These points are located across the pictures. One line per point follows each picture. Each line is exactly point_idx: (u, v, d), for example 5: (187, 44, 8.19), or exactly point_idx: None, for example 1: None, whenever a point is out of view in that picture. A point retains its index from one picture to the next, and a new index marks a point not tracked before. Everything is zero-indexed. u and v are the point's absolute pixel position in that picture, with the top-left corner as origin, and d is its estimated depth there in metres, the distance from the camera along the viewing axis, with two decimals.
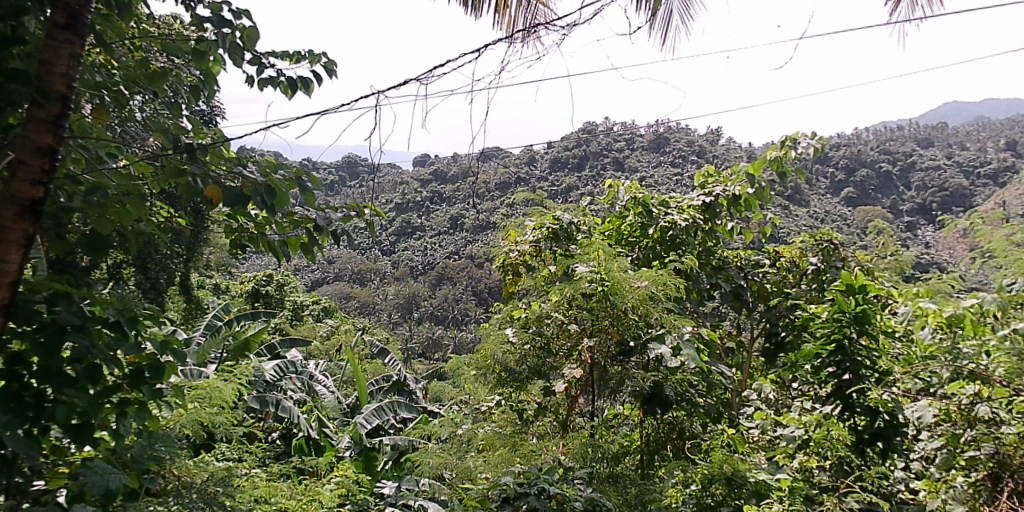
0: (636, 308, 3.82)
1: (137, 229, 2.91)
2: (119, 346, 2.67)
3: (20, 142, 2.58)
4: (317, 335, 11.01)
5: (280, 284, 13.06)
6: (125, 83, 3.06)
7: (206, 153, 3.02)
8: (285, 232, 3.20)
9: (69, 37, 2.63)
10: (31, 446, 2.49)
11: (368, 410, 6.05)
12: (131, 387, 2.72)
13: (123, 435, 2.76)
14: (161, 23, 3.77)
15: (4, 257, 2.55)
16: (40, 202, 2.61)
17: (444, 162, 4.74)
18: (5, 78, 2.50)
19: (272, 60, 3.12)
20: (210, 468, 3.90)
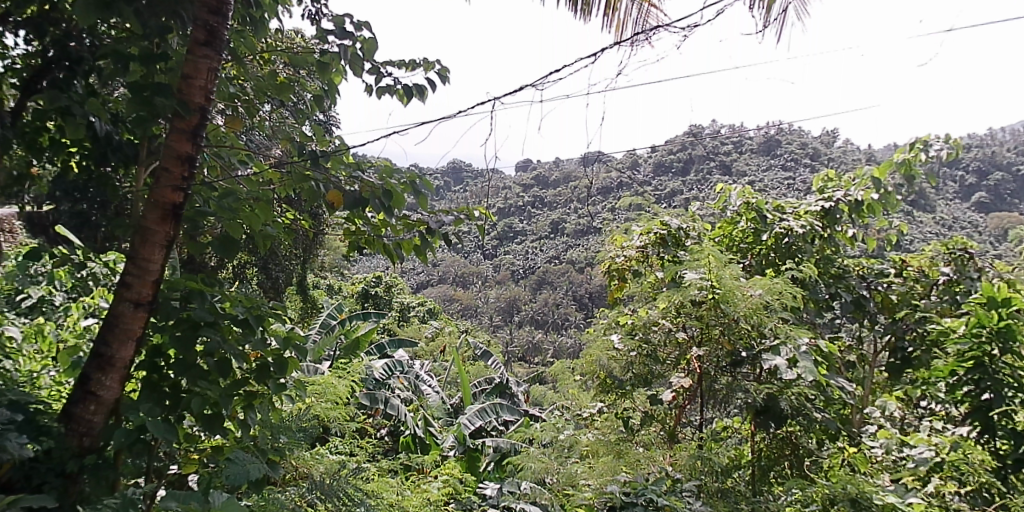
0: (749, 318, 3.69)
1: (265, 232, 3.09)
2: (247, 341, 2.84)
3: (165, 150, 2.79)
4: (424, 335, 11.30)
5: (388, 286, 13.45)
6: (256, 94, 3.32)
7: (328, 160, 3.18)
8: (399, 235, 3.29)
9: (208, 53, 2.81)
10: (169, 431, 2.68)
11: (472, 411, 6.15)
12: (257, 381, 2.88)
13: (249, 426, 2.92)
14: (286, 38, 4.01)
15: (149, 257, 2.77)
16: (181, 206, 2.81)
17: (549, 167, 4.74)
18: (152, 92, 2.71)
19: (389, 69, 3.27)
20: (326, 461, 4.10)
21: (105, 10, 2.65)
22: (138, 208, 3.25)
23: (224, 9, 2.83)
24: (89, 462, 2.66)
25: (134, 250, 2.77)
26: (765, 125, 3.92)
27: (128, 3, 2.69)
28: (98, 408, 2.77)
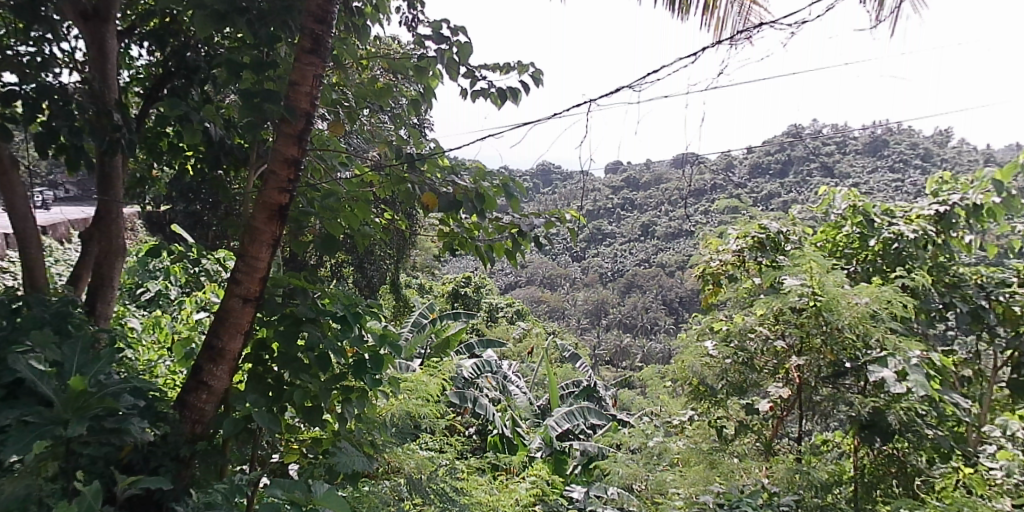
0: (855, 327, 3.53)
1: (363, 233, 3.19)
2: (345, 337, 2.95)
3: (273, 154, 2.92)
4: (511, 337, 11.38)
5: (477, 286, 13.61)
6: (357, 100, 3.42)
7: (423, 162, 3.23)
8: (492, 237, 3.31)
9: (314, 60, 2.93)
10: (273, 422, 2.81)
11: (559, 413, 6.12)
12: (355, 376, 2.97)
13: (346, 419, 3.04)
14: (384, 44, 4.13)
15: (256, 255, 2.91)
16: (286, 207, 2.93)
17: (640, 170, 4.69)
18: (262, 98, 2.83)
19: (484, 73, 3.32)
20: (417, 457, 4.19)
21: (221, 20, 2.78)
22: (246, 209, 3.43)
23: (329, 18, 2.95)
24: (200, 448, 2.84)
25: (243, 248, 2.92)
26: (871, 124, 3.72)
27: (243, 13, 2.80)
28: (209, 397, 2.94)
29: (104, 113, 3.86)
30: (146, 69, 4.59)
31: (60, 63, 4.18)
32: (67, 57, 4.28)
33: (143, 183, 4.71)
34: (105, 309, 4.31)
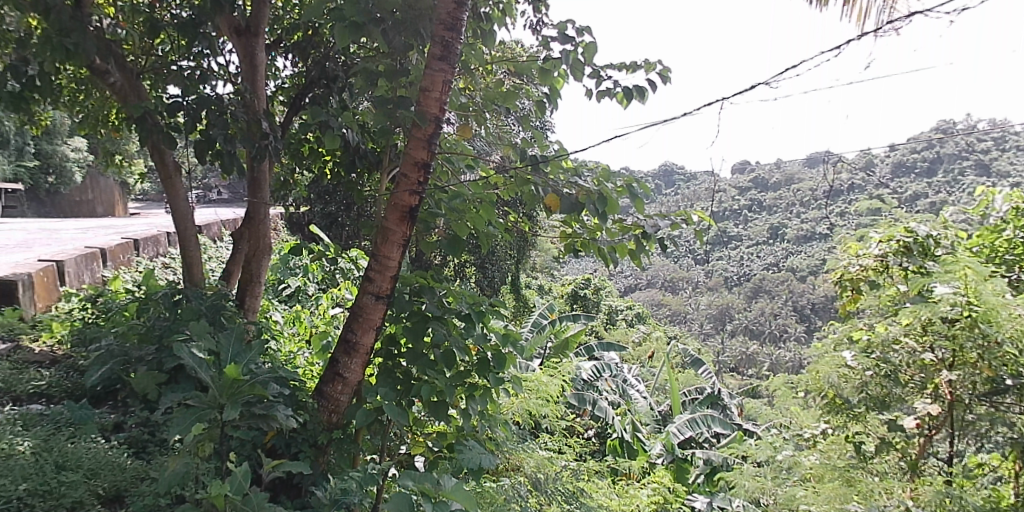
0: (1018, 340, 3.29)
1: (489, 233, 3.26)
2: (470, 335, 3.01)
3: (404, 158, 3.01)
4: (632, 340, 11.25)
5: (597, 288, 13.50)
6: (485, 103, 3.55)
7: (548, 164, 3.22)
8: (614, 238, 3.29)
9: (443, 67, 2.99)
10: (401, 415, 2.92)
11: (681, 421, 5.96)
12: (478, 374, 3.08)
13: (470, 415, 3.10)
14: (510, 48, 4.20)
15: (387, 255, 3.02)
16: (416, 209, 3.02)
17: (769, 170, 4.50)
18: (394, 105, 2.99)
19: (610, 72, 3.31)
20: (537, 456, 4.23)
21: (359, 30, 2.91)
22: (379, 210, 3.59)
23: (458, 24, 3.00)
24: (336, 436, 3.01)
25: (376, 248, 3.04)
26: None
27: (379, 23, 2.94)
28: (343, 389, 3.08)
29: (253, 120, 4.18)
30: (290, 79, 4.93)
31: (217, 75, 4.56)
32: (223, 70, 4.66)
33: (286, 186, 5.04)
34: (252, 302, 4.69)
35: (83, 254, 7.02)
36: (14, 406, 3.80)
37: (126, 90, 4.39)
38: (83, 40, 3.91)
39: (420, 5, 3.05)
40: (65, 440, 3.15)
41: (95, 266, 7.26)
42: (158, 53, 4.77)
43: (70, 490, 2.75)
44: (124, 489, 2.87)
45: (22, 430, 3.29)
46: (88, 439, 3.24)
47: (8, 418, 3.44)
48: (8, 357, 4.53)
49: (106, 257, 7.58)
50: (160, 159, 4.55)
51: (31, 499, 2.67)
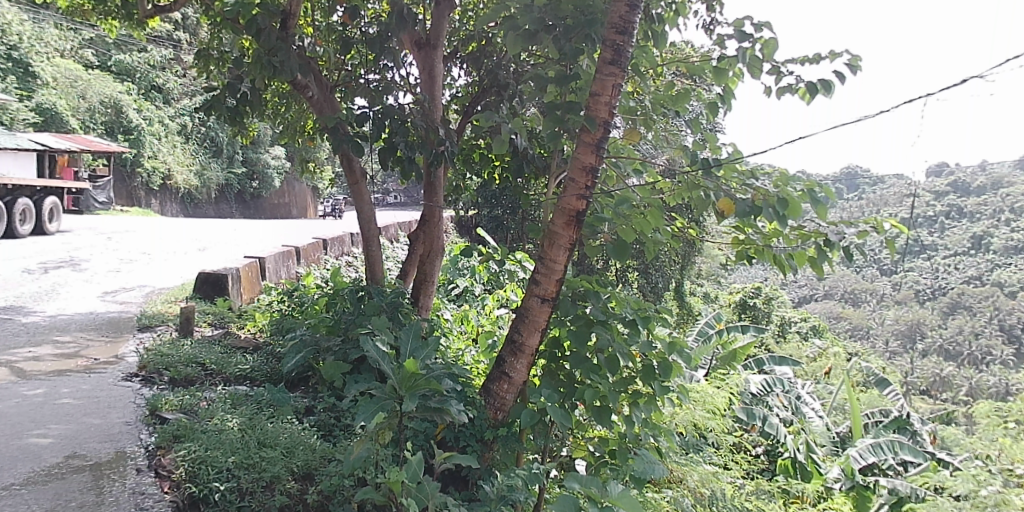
0: None
1: (655, 239, 3.21)
2: (634, 342, 2.99)
3: (573, 162, 3.02)
4: (806, 355, 10.58)
5: (768, 298, 12.84)
6: (654, 106, 3.50)
7: (720, 168, 3.12)
8: (793, 245, 3.11)
9: (614, 70, 2.96)
10: (564, 417, 2.95)
11: (863, 444, 5.42)
12: (643, 380, 3.02)
13: (633, 423, 3.08)
14: (680, 49, 4.12)
15: (553, 258, 3.05)
16: (583, 213, 3.01)
17: (973, 173, 4.07)
18: (564, 111, 3.04)
19: (792, 67, 3.16)
20: (701, 470, 4.11)
21: (532, 38, 3.06)
22: (546, 215, 3.66)
23: (630, 27, 2.95)
24: (502, 433, 3.09)
25: (543, 251, 3.08)
26: None
27: (550, 30, 3.04)
28: (509, 388, 3.16)
29: (431, 129, 4.42)
30: (464, 88, 5.16)
31: (399, 86, 4.85)
32: (404, 81, 4.95)
33: (457, 191, 5.27)
34: (426, 300, 4.95)
35: (280, 251, 7.77)
36: (224, 386, 4.27)
37: (322, 102, 4.81)
38: (287, 58, 4.33)
39: (592, 9, 3.06)
40: (264, 420, 3.50)
41: (290, 263, 7.99)
42: (347, 67, 5.17)
43: (269, 465, 3.02)
44: (314, 468, 3.11)
45: (231, 407, 3.70)
46: (283, 420, 3.58)
47: (220, 396, 3.88)
48: (219, 342, 5.10)
49: (299, 255, 8.32)
50: (348, 166, 4.95)
51: (236, 470, 2.97)
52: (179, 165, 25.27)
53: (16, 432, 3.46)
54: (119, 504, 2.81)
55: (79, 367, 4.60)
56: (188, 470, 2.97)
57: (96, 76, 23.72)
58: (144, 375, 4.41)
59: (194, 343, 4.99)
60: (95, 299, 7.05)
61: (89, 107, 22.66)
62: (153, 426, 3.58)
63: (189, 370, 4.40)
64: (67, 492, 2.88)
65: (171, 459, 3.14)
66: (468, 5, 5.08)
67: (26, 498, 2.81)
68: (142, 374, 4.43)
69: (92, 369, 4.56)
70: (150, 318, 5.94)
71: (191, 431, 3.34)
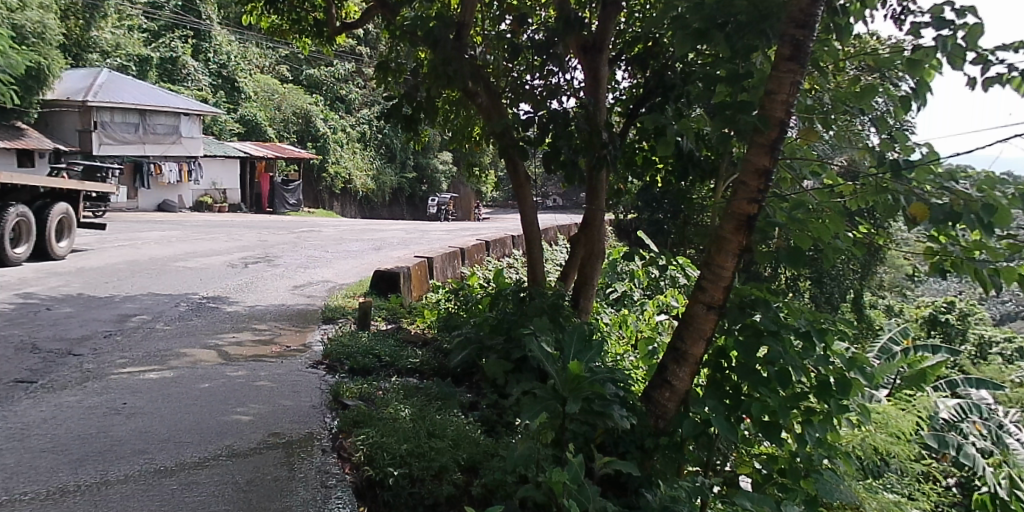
0: None
1: (835, 246, 3.00)
2: (808, 356, 2.82)
3: (745, 165, 2.88)
4: (1009, 380, 9.42)
5: (964, 314, 11.55)
6: (836, 103, 3.27)
7: (914, 169, 2.84)
8: (999, 259, 2.75)
9: (792, 67, 2.78)
10: (731, 431, 2.85)
11: None
12: (818, 397, 2.87)
13: (806, 442, 2.92)
14: (865, 41, 3.83)
15: (721, 263, 2.93)
16: (754, 218, 2.86)
17: None
18: (735, 110, 2.86)
19: (1002, 55, 2.83)
20: (881, 498, 3.81)
21: (701, 37, 2.95)
22: (713, 218, 3.54)
23: (812, 21, 2.78)
24: (663, 442, 3.01)
25: (710, 256, 2.97)
26: None
27: (720, 29, 2.94)
28: (671, 396, 3.10)
29: (594, 133, 4.39)
30: (628, 90, 5.14)
31: (565, 91, 4.90)
32: (569, 86, 5.00)
33: (619, 195, 5.26)
34: (586, 304, 5.00)
35: (447, 252, 8.13)
36: (397, 377, 4.54)
37: (491, 109, 4.98)
38: (461, 67, 4.58)
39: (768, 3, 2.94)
40: (433, 412, 3.68)
41: (455, 263, 8.34)
42: (514, 73, 5.17)
43: (438, 455, 3.17)
44: (479, 461, 3.22)
45: (403, 398, 3.92)
46: (450, 413, 3.74)
47: (394, 387, 4.12)
48: (393, 336, 5.42)
49: (463, 256, 8.65)
50: (512, 171, 5.09)
51: (408, 457, 3.13)
52: (359, 171, 27.08)
53: (223, 407, 3.88)
54: (307, 480, 3.07)
55: (273, 353, 5.08)
56: (366, 454, 3.19)
57: (289, 90, 26.19)
58: (328, 363, 4.79)
59: (371, 336, 5.34)
60: (286, 292, 7.74)
61: (282, 117, 25.69)
62: (335, 411, 3.88)
63: (366, 361, 4.71)
64: (264, 466, 3.18)
65: (351, 443, 3.39)
66: (634, 6, 5.13)
67: (231, 468, 3.14)
68: (326, 362, 4.81)
69: (284, 355, 5.02)
70: (332, 311, 6.43)
71: (368, 418, 3.58)
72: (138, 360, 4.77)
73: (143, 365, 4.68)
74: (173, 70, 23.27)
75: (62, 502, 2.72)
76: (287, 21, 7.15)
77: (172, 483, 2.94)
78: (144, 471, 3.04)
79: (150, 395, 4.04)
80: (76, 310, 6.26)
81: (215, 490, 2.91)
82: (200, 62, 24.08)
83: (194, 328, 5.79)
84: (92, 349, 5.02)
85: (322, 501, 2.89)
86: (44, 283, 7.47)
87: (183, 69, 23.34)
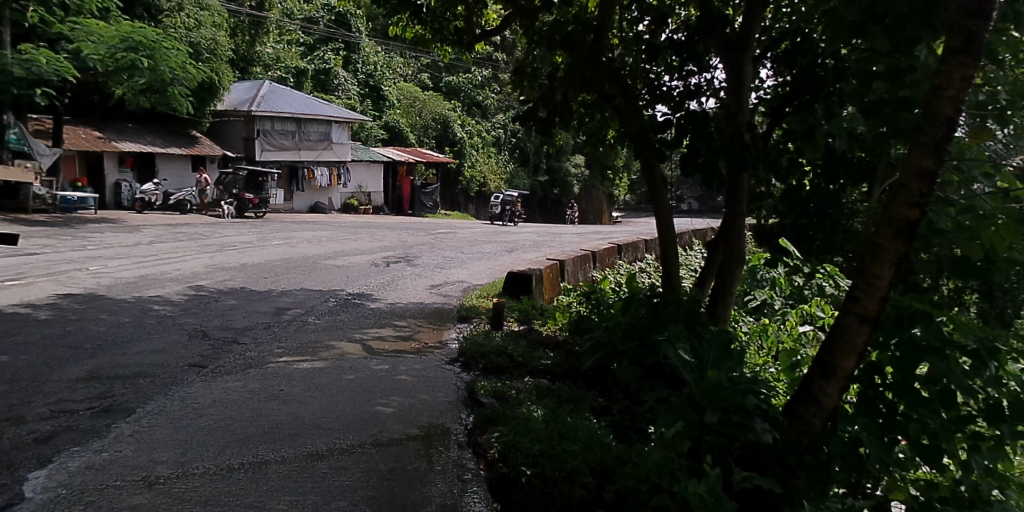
0: None
1: (1011, 257, 2.74)
2: (977, 377, 2.58)
3: (904, 166, 2.57)
4: None
5: None
6: (1013, 99, 2.94)
7: None
8: None
9: (964, 59, 2.47)
10: (885, 452, 2.64)
11: None
12: (988, 422, 2.61)
13: (972, 470, 2.64)
14: None
15: (875, 273, 2.64)
16: (915, 224, 2.55)
17: None
18: (893, 108, 2.71)
19: None
20: None
21: (858, 30, 2.80)
22: (867, 225, 3.31)
23: (988, 9, 2.46)
24: (806, 460, 2.78)
25: (864, 265, 2.67)
26: None
27: (880, 21, 2.75)
28: (818, 412, 2.86)
29: (735, 133, 4.19)
30: (773, 89, 4.92)
31: (704, 92, 4.74)
32: (709, 86, 4.85)
33: (760, 199, 5.06)
34: (723, 311, 4.84)
35: (579, 255, 8.15)
36: (529, 377, 4.60)
37: (626, 111, 4.89)
38: (598, 71, 4.59)
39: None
40: (565, 415, 3.69)
41: (588, 266, 8.35)
42: (652, 74, 5.08)
43: (570, 457, 3.17)
44: (611, 466, 3.19)
45: (536, 398, 3.96)
46: (583, 416, 3.75)
47: (526, 387, 4.18)
48: (525, 336, 5.50)
49: (595, 259, 8.63)
50: (649, 174, 5.04)
51: (541, 458, 3.15)
52: (493, 174, 27.83)
53: (368, 398, 4.09)
54: (445, 473, 3.17)
55: (413, 349, 5.30)
56: (500, 451, 3.25)
57: (430, 97, 27.20)
58: (463, 360, 4.93)
59: (504, 336, 5.45)
60: (425, 290, 8.06)
61: (423, 124, 26.77)
62: (471, 408, 3.99)
63: (500, 360, 4.81)
64: (405, 456, 3.32)
65: (486, 440, 3.47)
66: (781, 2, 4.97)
67: (374, 456, 3.30)
68: (462, 360, 4.96)
69: (423, 351, 5.22)
70: (468, 310, 6.62)
71: (502, 416, 3.65)
72: (292, 351, 5.13)
73: (297, 355, 5.03)
74: (326, 81, 24.83)
75: (229, 478, 2.97)
76: (431, 31, 7.42)
77: (323, 467, 3.13)
78: (297, 454, 3.26)
79: (303, 384, 4.33)
80: (239, 302, 6.82)
81: (360, 476, 3.06)
82: (349, 73, 25.53)
83: (341, 323, 6.15)
84: (253, 339, 5.46)
85: (458, 494, 2.97)
86: (213, 277, 8.18)
87: (334, 80, 24.85)
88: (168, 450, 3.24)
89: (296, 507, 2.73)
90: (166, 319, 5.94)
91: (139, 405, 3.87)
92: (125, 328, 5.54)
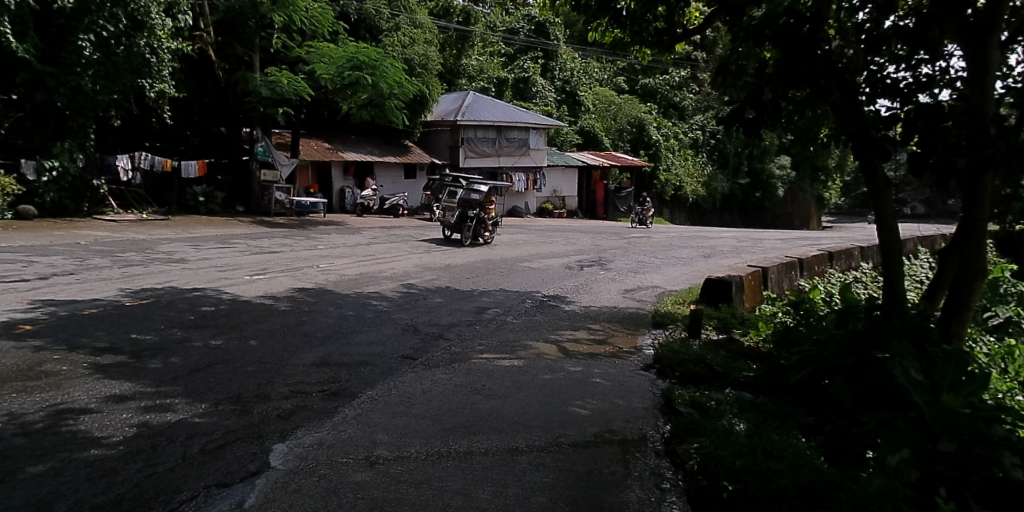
0: None
1: None
2: None
3: None
4: None
5: None
6: None
7: None
8: None
9: None
10: None
11: None
12: None
13: None
14: None
15: None
16: None
17: None
18: None
19: None
20: None
21: None
22: None
23: None
24: None
25: None
26: None
27: None
28: None
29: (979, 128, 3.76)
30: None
31: (938, 83, 4.29)
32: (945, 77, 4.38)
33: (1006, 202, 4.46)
34: (956, 328, 4.34)
35: (784, 262, 7.68)
36: (729, 389, 4.42)
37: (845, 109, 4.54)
38: (810, 67, 4.32)
39: None
40: (771, 431, 3.51)
41: (794, 274, 7.85)
42: (875, 67, 4.70)
43: (778, 475, 3.00)
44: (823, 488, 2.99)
45: (738, 411, 3.80)
46: (790, 433, 3.55)
47: (726, 399, 4.03)
48: (725, 346, 5.27)
49: (802, 266, 8.09)
50: (871, 175, 4.66)
51: (744, 472, 3.01)
52: (690, 178, 27.19)
53: (564, 398, 4.17)
54: (642, 480, 3.14)
55: (608, 352, 5.31)
56: (700, 463, 3.16)
57: (625, 100, 26.99)
58: (659, 368, 4.84)
59: (701, 344, 5.26)
60: (619, 295, 8.01)
61: (618, 128, 26.77)
62: (667, 416, 3.92)
63: (698, 369, 4.67)
64: (601, 460, 3.33)
65: (684, 450, 3.40)
66: None
67: (572, 456, 3.35)
68: (658, 367, 4.87)
69: (617, 356, 5.20)
70: (663, 316, 6.48)
71: (702, 427, 3.56)
72: (494, 348, 5.37)
73: (498, 352, 5.25)
74: (525, 88, 25.55)
75: (439, 464, 3.17)
76: (629, 34, 7.33)
77: (523, 463, 3.23)
78: (501, 448, 3.40)
79: (504, 380, 4.50)
80: (444, 300, 7.25)
81: (557, 475, 3.12)
82: (547, 80, 26.12)
83: (538, 323, 6.33)
84: (458, 335, 5.77)
85: (657, 503, 2.93)
86: (421, 276, 8.75)
87: (533, 87, 25.51)
88: (387, 433, 3.54)
89: (498, 498, 2.84)
90: (382, 314, 6.47)
91: (361, 390, 4.26)
92: (348, 321, 6.10)
